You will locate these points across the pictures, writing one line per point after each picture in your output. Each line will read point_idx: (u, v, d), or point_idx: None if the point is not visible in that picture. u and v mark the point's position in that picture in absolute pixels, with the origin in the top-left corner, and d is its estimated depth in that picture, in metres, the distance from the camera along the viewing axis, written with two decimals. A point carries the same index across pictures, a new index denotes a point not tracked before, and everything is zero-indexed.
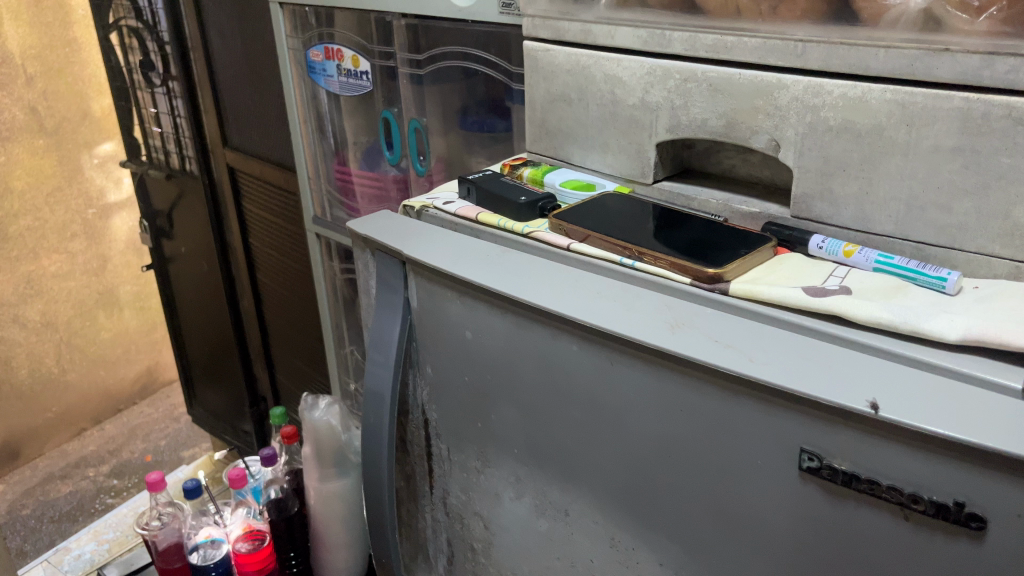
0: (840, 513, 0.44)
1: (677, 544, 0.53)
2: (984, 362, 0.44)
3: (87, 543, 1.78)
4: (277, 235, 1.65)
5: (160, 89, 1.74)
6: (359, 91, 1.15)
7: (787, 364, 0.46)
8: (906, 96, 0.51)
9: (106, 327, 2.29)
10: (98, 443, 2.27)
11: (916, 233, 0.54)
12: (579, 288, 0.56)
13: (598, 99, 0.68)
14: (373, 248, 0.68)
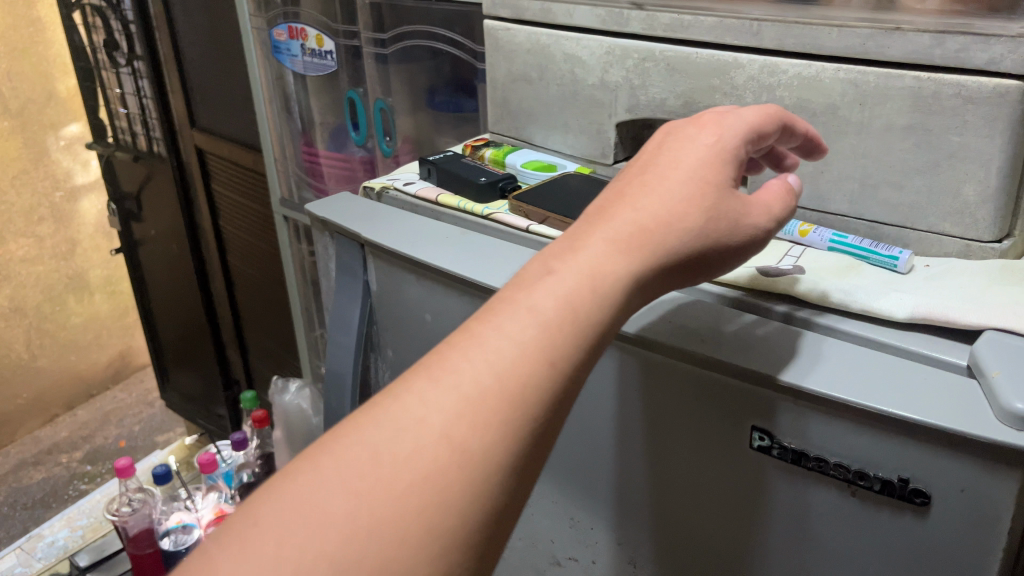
0: (788, 490, 0.45)
1: (635, 524, 0.54)
2: (931, 340, 0.45)
3: (60, 529, 1.76)
4: (247, 217, 1.64)
5: (125, 70, 1.71)
6: (324, 70, 1.13)
7: (739, 344, 0.46)
8: (859, 75, 0.51)
9: (77, 312, 2.26)
10: (71, 428, 2.25)
11: (869, 212, 0.54)
12: None
13: (559, 79, 0.68)
14: (332, 231, 0.67)
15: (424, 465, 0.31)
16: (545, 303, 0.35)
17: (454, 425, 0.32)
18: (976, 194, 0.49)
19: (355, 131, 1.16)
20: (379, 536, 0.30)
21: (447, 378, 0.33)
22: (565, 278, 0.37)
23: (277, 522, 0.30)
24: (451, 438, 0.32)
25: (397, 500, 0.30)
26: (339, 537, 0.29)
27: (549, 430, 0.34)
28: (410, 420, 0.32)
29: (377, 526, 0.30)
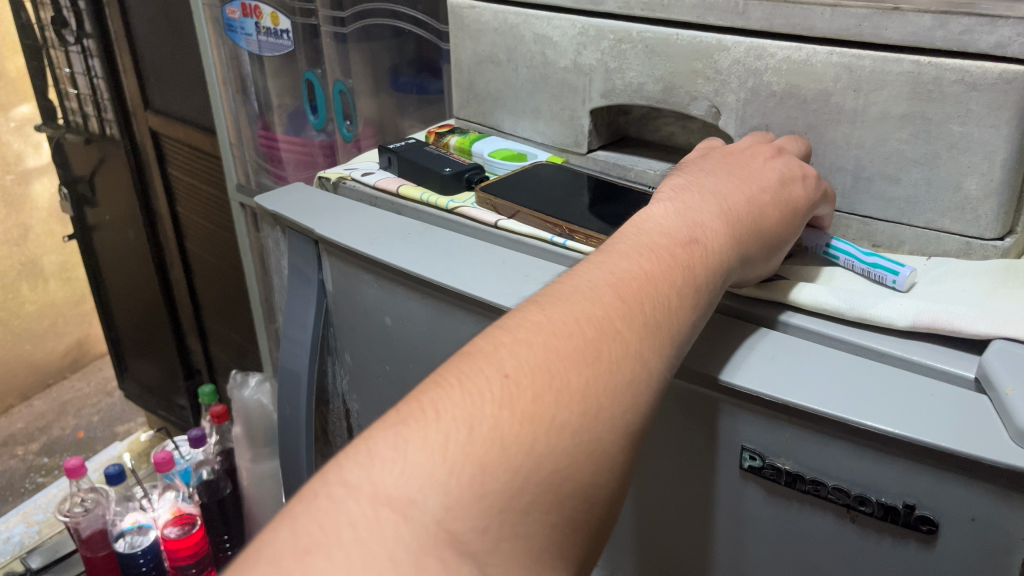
0: (783, 515, 0.41)
1: (620, 544, 0.50)
2: (933, 349, 0.41)
3: (16, 525, 1.69)
4: (205, 202, 1.57)
5: (74, 48, 1.62)
6: (280, 50, 1.07)
7: (729, 356, 0.43)
8: (853, 59, 0.47)
9: (30, 300, 2.17)
10: (26, 420, 2.17)
11: (862, 207, 0.51)
12: (506, 270, 0.52)
13: (528, 61, 0.63)
14: (284, 226, 0.63)
15: (625, 386, 0.33)
16: (665, 266, 0.37)
17: (644, 352, 0.34)
18: (978, 187, 0.46)
19: (314, 115, 1.10)
20: (586, 450, 0.31)
21: (640, 302, 0.35)
22: (709, 246, 0.40)
23: (502, 412, 0.30)
24: (642, 366, 0.33)
25: (600, 416, 0.31)
26: (559, 443, 0.30)
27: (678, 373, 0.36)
28: (606, 339, 0.33)
29: (581, 445, 0.31)
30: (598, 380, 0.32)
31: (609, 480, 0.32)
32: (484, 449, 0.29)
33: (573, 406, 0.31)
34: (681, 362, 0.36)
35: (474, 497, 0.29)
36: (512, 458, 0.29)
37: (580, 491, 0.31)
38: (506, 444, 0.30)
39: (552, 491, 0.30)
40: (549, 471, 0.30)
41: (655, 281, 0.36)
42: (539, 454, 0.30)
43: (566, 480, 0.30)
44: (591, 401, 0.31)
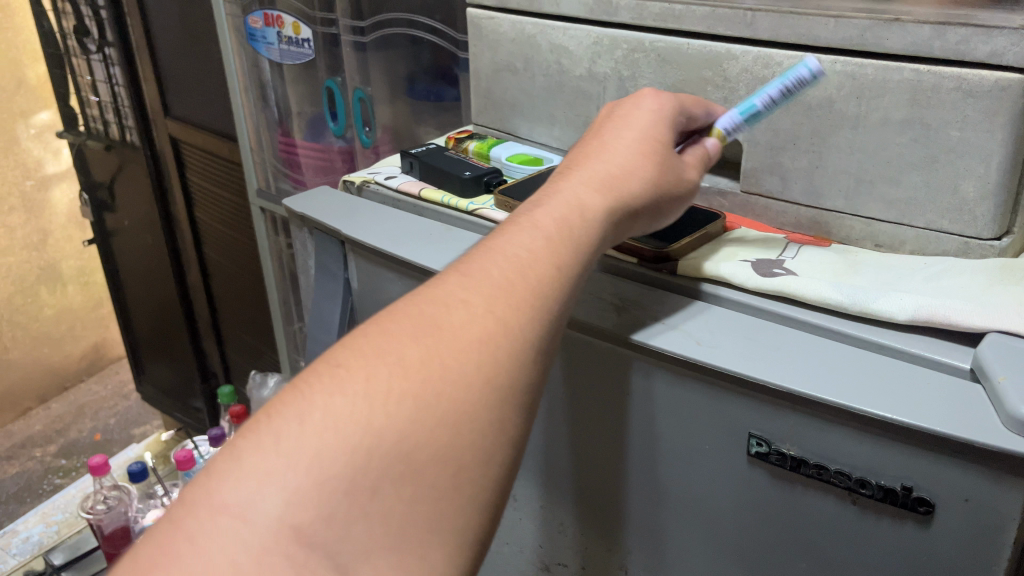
0: (710, 455, 0.46)
1: (632, 529, 0.52)
2: (932, 342, 0.44)
3: (35, 526, 1.72)
4: (223, 208, 1.61)
5: (96, 56, 1.66)
6: (301, 59, 1.10)
7: (737, 347, 0.45)
8: (855, 67, 0.50)
9: (49, 303, 2.19)
10: (45, 422, 2.21)
11: (866, 209, 0.53)
12: None
13: (545, 69, 0.66)
14: (311, 227, 0.65)
15: (474, 350, 0.33)
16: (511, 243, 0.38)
17: (496, 317, 0.35)
18: (975, 190, 0.48)
19: (334, 121, 1.13)
20: (436, 419, 0.31)
21: (494, 281, 0.36)
22: (582, 213, 0.41)
23: (345, 396, 0.31)
24: (493, 329, 0.34)
25: (445, 381, 0.32)
26: (405, 417, 0.31)
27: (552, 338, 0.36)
28: (445, 314, 0.34)
29: (427, 412, 0.31)
30: (440, 349, 0.33)
31: (476, 442, 0.32)
32: (320, 432, 0.30)
33: (416, 379, 0.32)
34: (555, 330, 0.37)
35: (315, 478, 0.29)
36: (354, 437, 0.30)
37: (439, 461, 0.31)
38: (351, 424, 0.30)
39: (404, 466, 0.30)
40: (394, 445, 0.30)
41: (502, 261, 0.37)
42: (377, 429, 0.30)
43: (419, 450, 0.31)
44: (439, 373, 0.32)
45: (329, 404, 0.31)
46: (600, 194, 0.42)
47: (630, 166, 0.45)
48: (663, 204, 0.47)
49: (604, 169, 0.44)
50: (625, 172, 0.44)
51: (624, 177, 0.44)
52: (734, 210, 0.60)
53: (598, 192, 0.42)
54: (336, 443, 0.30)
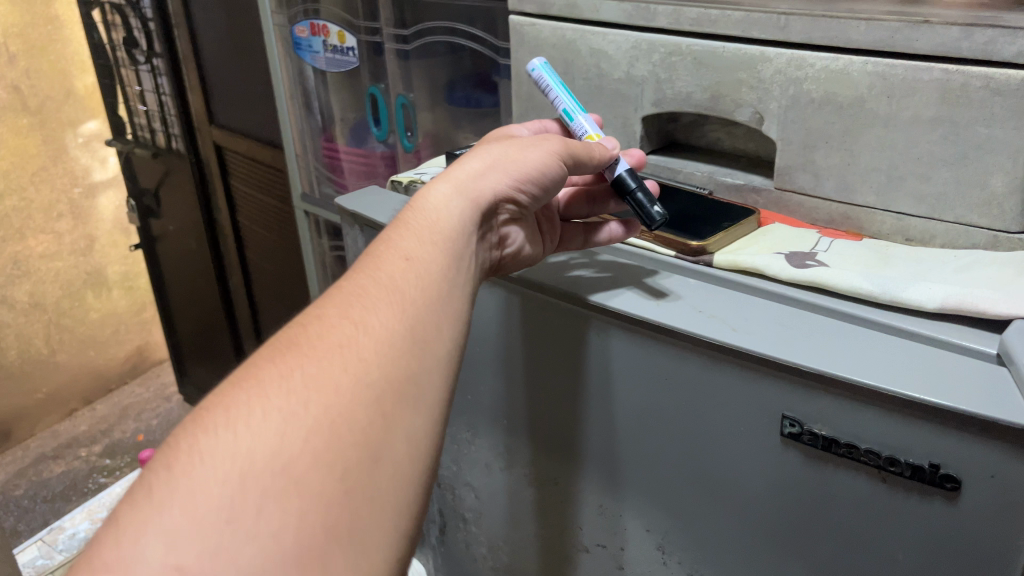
0: (645, 394, 0.52)
1: (664, 512, 0.54)
2: (960, 329, 0.46)
3: (81, 522, 1.75)
4: (266, 212, 1.65)
5: (144, 67, 1.72)
6: (345, 66, 1.14)
7: (769, 333, 0.47)
8: (886, 67, 0.52)
9: (94, 307, 2.24)
10: (90, 422, 2.27)
11: (896, 205, 0.55)
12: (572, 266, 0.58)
13: (585, 73, 0.68)
14: (362, 224, 0.69)
15: (336, 351, 0.36)
16: (368, 269, 0.41)
17: (357, 319, 0.37)
18: (1003, 184, 0.50)
19: (377, 126, 1.16)
20: (312, 425, 0.33)
21: (348, 299, 0.39)
22: (430, 221, 0.44)
23: (216, 432, 0.32)
24: (355, 329, 0.37)
25: (312, 382, 0.34)
26: (279, 430, 0.32)
27: (430, 331, 0.39)
28: (301, 335, 0.37)
29: (297, 415, 0.33)
30: (300, 361, 0.35)
31: (357, 431, 0.33)
32: (197, 469, 0.31)
33: (281, 394, 0.34)
34: (431, 328, 0.39)
35: (205, 510, 0.30)
36: (230, 463, 0.31)
37: (326, 463, 0.32)
38: (227, 453, 0.31)
39: (290, 477, 0.31)
40: (268, 457, 0.31)
41: (358, 284, 0.40)
42: (246, 447, 0.32)
43: (303, 457, 0.32)
44: (305, 384, 0.34)
45: (201, 442, 0.32)
46: (446, 194, 0.46)
47: (471, 164, 0.49)
48: (532, 180, 0.50)
49: (448, 176, 0.48)
50: (472, 178, 0.48)
51: (466, 175, 0.48)
52: (768, 206, 0.62)
53: (443, 194, 0.46)
54: (215, 473, 0.31)
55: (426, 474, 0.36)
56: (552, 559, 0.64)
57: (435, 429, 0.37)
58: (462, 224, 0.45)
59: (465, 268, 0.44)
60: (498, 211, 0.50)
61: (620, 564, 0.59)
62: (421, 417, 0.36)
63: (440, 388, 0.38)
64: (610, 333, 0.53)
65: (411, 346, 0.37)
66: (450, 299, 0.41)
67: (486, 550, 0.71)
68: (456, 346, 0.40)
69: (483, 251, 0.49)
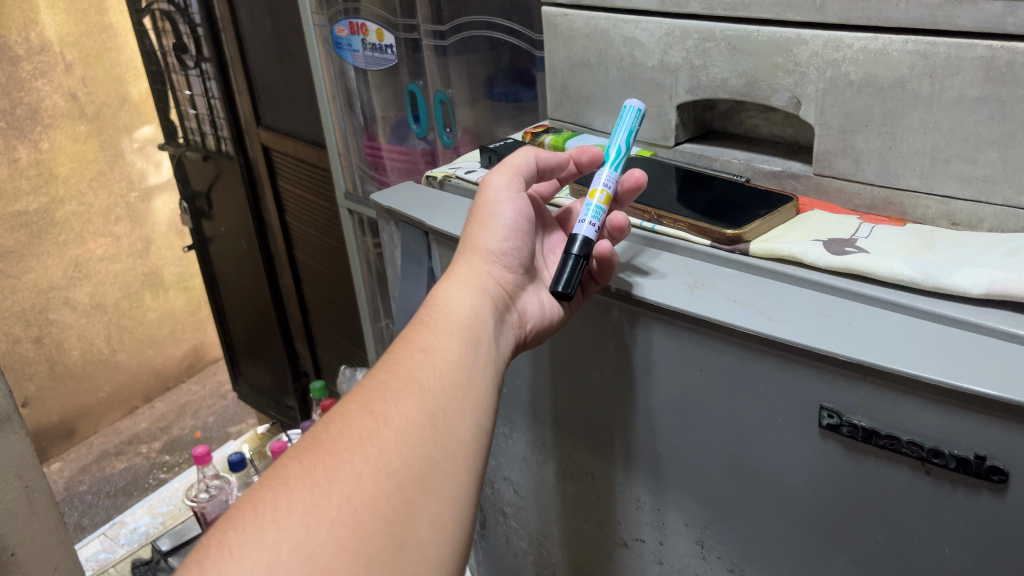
0: (676, 385, 0.51)
1: (702, 506, 0.54)
2: (1007, 316, 0.44)
3: (141, 517, 1.80)
4: (313, 212, 1.67)
5: (194, 72, 1.75)
6: (384, 64, 1.14)
7: (808, 323, 0.46)
8: (928, 46, 0.50)
9: (153, 308, 2.29)
10: (150, 420, 2.33)
11: (941, 188, 0.53)
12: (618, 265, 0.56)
13: (618, 62, 0.67)
14: (398, 221, 0.69)
15: (358, 442, 0.39)
16: (382, 365, 0.45)
17: (375, 411, 0.41)
18: None
19: (416, 123, 1.16)
20: (336, 516, 0.36)
21: (370, 393, 0.42)
22: (441, 314, 0.48)
23: (246, 526, 0.36)
24: (374, 421, 0.41)
25: (336, 475, 0.38)
26: (305, 522, 0.36)
27: (448, 418, 0.42)
28: (323, 430, 0.41)
29: (321, 509, 0.36)
30: (322, 454, 0.39)
31: (380, 519, 0.37)
32: (229, 560, 0.35)
33: (308, 487, 0.37)
34: (451, 414, 0.42)
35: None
36: (261, 554, 0.35)
37: (350, 551, 0.36)
38: (258, 545, 0.35)
39: (316, 566, 0.35)
40: (295, 550, 0.35)
41: (375, 379, 0.44)
42: (274, 542, 0.35)
43: (328, 547, 0.35)
44: (329, 477, 0.38)
45: (232, 536, 0.36)
46: (451, 290, 0.50)
47: (459, 263, 0.53)
48: (510, 238, 0.54)
49: (447, 278, 0.52)
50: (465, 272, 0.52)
51: (460, 271, 0.52)
52: (807, 193, 0.61)
53: (450, 292, 0.50)
54: (246, 564, 0.34)
55: (452, 553, 0.39)
56: (592, 554, 0.64)
57: (457, 506, 0.40)
58: (471, 310, 0.49)
59: (481, 350, 0.47)
60: (502, 284, 0.53)
61: (658, 559, 0.59)
62: (444, 502, 0.39)
63: (462, 471, 0.41)
64: (637, 325, 0.52)
65: (430, 437, 0.41)
66: (470, 387, 0.44)
67: (527, 544, 0.71)
68: (476, 430, 0.43)
69: (508, 326, 0.51)
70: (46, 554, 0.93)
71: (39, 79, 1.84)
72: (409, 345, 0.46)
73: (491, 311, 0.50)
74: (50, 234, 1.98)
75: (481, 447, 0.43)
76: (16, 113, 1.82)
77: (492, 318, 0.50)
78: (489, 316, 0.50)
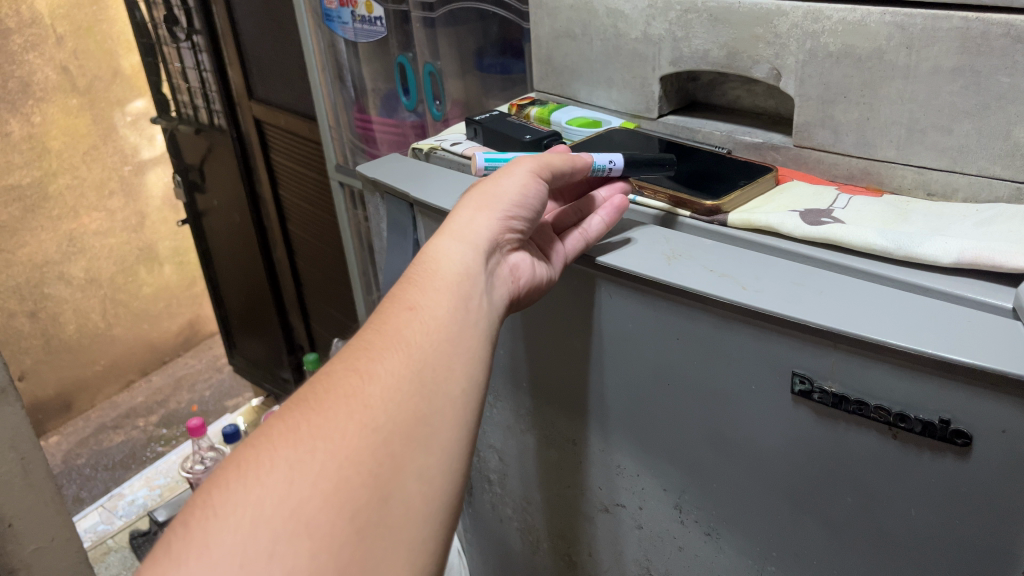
0: (653, 350, 0.52)
1: (679, 470, 0.55)
2: (975, 284, 0.45)
3: (139, 489, 1.82)
4: (305, 185, 1.67)
5: (185, 44, 1.73)
6: (373, 37, 1.13)
7: (783, 291, 0.46)
8: (905, 18, 0.50)
9: (147, 282, 2.30)
10: (146, 394, 2.34)
11: (917, 158, 0.54)
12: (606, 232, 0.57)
13: (602, 34, 0.68)
14: (383, 192, 0.70)
15: (344, 401, 0.40)
16: (373, 325, 0.45)
17: (365, 369, 0.42)
18: None
19: (406, 96, 1.16)
20: (320, 470, 0.37)
21: (357, 352, 0.43)
22: (430, 270, 0.48)
23: (228, 486, 0.37)
24: (363, 380, 0.41)
25: (321, 433, 0.38)
26: (288, 477, 0.37)
27: (435, 374, 0.43)
28: (311, 390, 0.41)
29: (306, 467, 0.37)
30: (308, 414, 0.39)
31: (366, 477, 0.38)
32: (213, 518, 0.35)
33: (292, 445, 0.38)
34: (440, 370, 0.43)
35: (220, 553, 0.34)
36: (243, 511, 0.35)
37: (334, 506, 0.36)
38: (240, 502, 0.36)
39: (300, 522, 0.35)
40: (278, 504, 0.36)
41: (366, 339, 0.44)
42: (257, 498, 0.36)
43: (311, 503, 0.36)
44: (312, 434, 0.38)
45: (215, 494, 0.36)
46: (444, 243, 0.49)
47: (460, 213, 0.52)
48: (520, 204, 0.52)
49: (445, 228, 0.51)
50: (464, 225, 0.51)
51: (458, 223, 0.51)
52: (787, 164, 0.61)
53: (442, 245, 0.49)
54: (228, 521, 0.35)
55: (438, 511, 0.40)
56: (575, 520, 0.65)
57: (446, 462, 0.41)
58: (464, 265, 0.48)
59: (472, 307, 0.47)
60: (501, 242, 0.51)
61: (637, 524, 0.60)
62: (429, 458, 0.40)
63: (450, 427, 0.42)
64: (615, 295, 0.53)
65: (418, 393, 0.42)
66: (459, 345, 0.45)
67: (512, 510, 0.72)
68: (466, 386, 0.44)
69: (499, 283, 0.50)
70: (44, 525, 0.94)
71: (28, 52, 1.82)
72: (402, 304, 0.46)
73: (483, 268, 0.49)
74: (44, 209, 1.98)
75: (471, 404, 0.44)
76: (8, 86, 1.81)
77: (482, 274, 0.49)
78: (483, 273, 0.49)
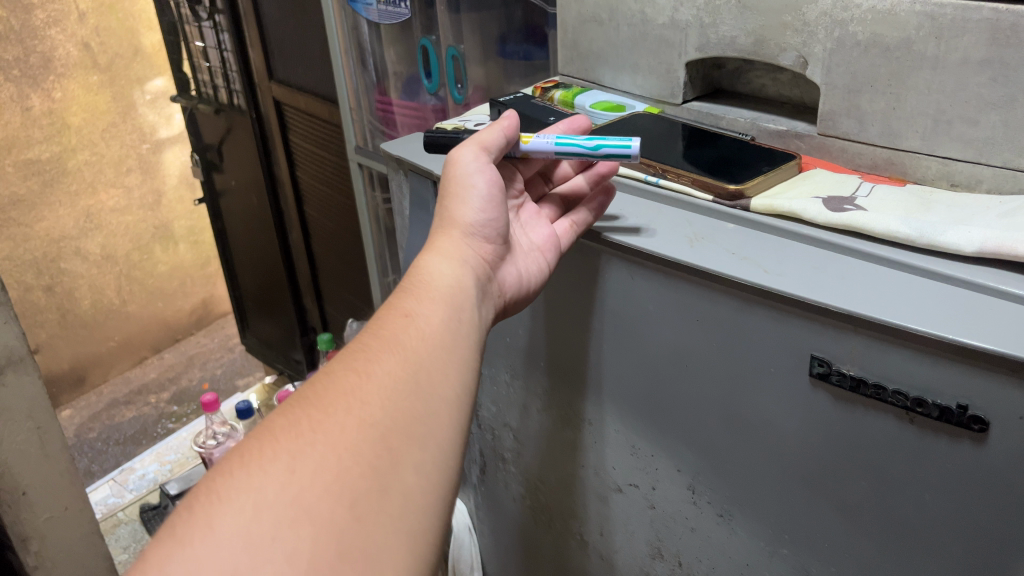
0: (671, 332, 0.53)
1: (693, 452, 0.55)
2: (995, 273, 0.45)
3: (150, 464, 1.83)
4: (323, 167, 1.68)
5: (207, 23, 1.74)
6: (397, 18, 1.13)
7: (804, 276, 0.47)
8: (936, 7, 0.50)
9: (163, 260, 2.31)
10: (159, 370, 2.35)
11: (943, 149, 0.54)
12: (629, 215, 0.57)
13: (629, 19, 0.68)
14: (407, 170, 0.70)
15: (340, 400, 0.41)
16: (366, 332, 0.45)
17: (362, 370, 0.42)
18: None
19: (427, 79, 1.17)
20: (321, 462, 0.38)
21: (354, 354, 0.44)
22: (422, 282, 0.48)
23: (233, 473, 0.37)
24: (362, 379, 0.42)
25: (321, 428, 0.39)
26: (290, 467, 0.37)
27: (436, 379, 0.43)
28: (306, 390, 0.42)
29: (305, 461, 0.38)
30: (306, 411, 0.40)
31: (368, 471, 0.38)
32: (216, 503, 0.36)
33: (293, 437, 0.39)
34: (440, 376, 0.44)
35: (224, 537, 0.35)
36: (248, 497, 0.36)
37: (335, 494, 0.37)
38: (245, 489, 0.37)
39: (301, 508, 0.36)
40: (281, 492, 0.36)
41: (360, 345, 0.44)
42: (260, 484, 0.37)
43: (313, 491, 0.37)
44: (314, 428, 0.39)
45: (220, 482, 0.37)
46: (434, 261, 0.50)
47: (439, 233, 0.53)
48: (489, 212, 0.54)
49: (430, 248, 0.52)
50: (446, 243, 0.52)
51: (441, 241, 0.52)
52: (810, 152, 0.61)
53: (431, 262, 0.50)
54: (234, 506, 0.36)
55: (439, 501, 0.40)
56: (587, 499, 0.66)
57: (441, 463, 0.41)
58: (454, 279, 0.49)
59: (464, 316, 0.48)
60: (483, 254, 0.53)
61: (650, 504, 0.61)
62: (427, 453, 0.41)
63: (445, 427, 0.42)
64: (637, 275, 0.54)
65: (415, 393, 0.42)
66: (454, 353, 0.45)
67: (524, 488, 0.73)
68: (460, 391, 0.44)
69: (489, 297, 0.52)
70: (59, 495, 0.96)
71: (51, 28, 1.84)
72: (395, 311, 0.46)
73: (473, 282, 0.50)
74: (63, 184, 1.99)
75: (465, 405, 0.44)
76: (29, 61, 1.83)
77: (473, 287, 0.50)
78: (474, 287, 0.50)
